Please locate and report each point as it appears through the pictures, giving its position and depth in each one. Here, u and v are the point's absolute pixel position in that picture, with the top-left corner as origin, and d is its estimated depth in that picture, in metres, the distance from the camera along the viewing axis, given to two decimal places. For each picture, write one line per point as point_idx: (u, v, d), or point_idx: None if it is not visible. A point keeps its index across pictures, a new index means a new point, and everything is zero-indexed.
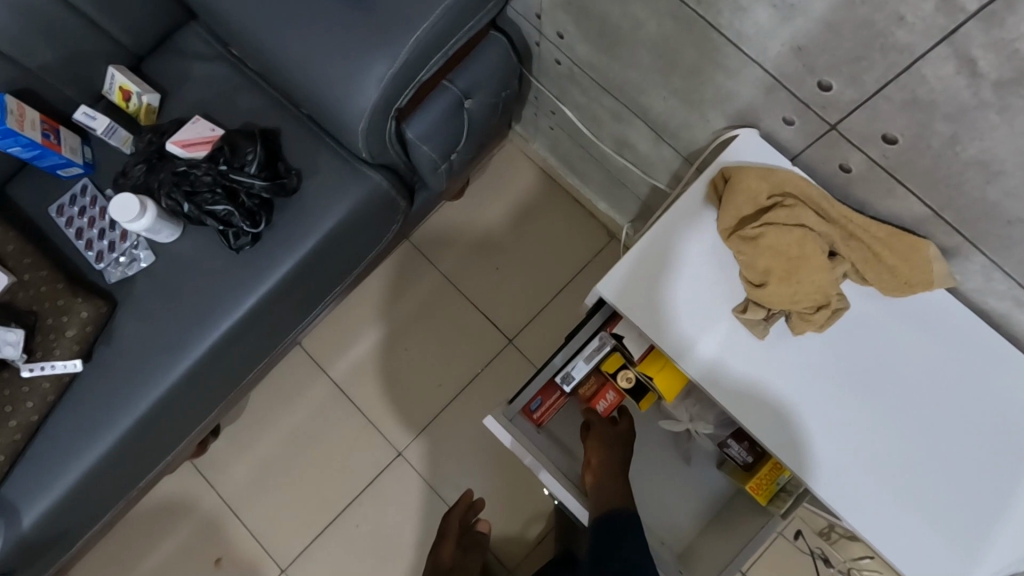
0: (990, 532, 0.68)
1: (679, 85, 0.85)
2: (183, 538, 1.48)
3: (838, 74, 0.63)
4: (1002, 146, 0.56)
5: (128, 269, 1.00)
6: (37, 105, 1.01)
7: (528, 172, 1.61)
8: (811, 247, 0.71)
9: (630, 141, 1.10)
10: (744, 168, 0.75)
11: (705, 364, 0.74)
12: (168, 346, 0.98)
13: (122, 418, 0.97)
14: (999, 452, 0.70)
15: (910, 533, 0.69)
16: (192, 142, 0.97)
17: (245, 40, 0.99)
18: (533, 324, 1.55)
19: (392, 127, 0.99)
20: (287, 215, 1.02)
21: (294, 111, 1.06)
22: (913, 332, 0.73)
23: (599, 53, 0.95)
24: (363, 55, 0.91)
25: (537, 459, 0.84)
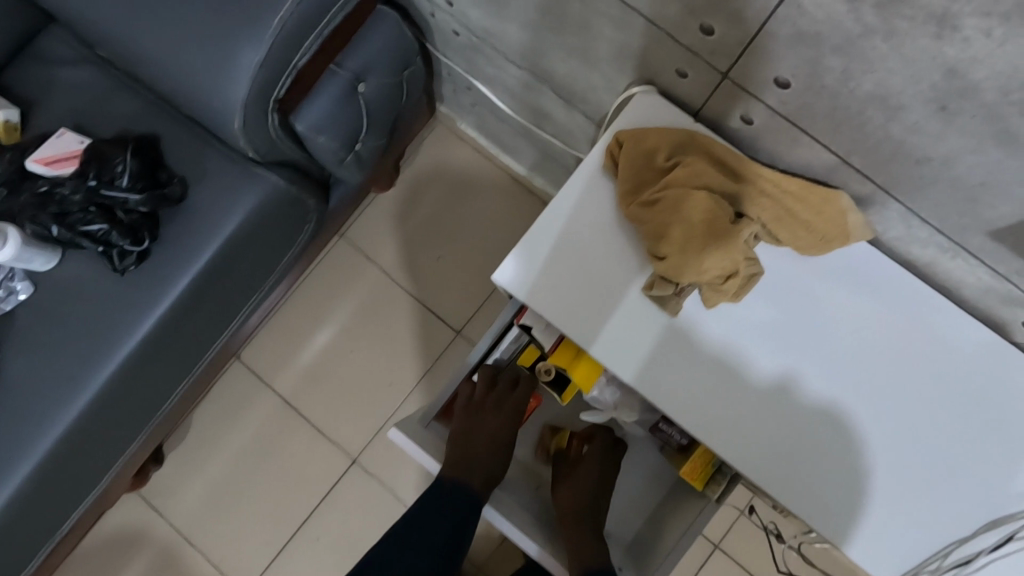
0: (947, 503, 0.64)
1: (571, 44, 0.77)
2: (138, 570, 1.42)
3: (717, 14, 0.56)
4: (896, 77, 0.49)
5: (6, 303, 0.91)
6: None
7: (461, 152, 1.53)
8: (710, 209, 0.64)
9: (544, 112, 1.03)
10: (637, 131, 0.68)
11: (623, 350, 0.67)
12: (62, 382, 0.91)
13: (22, 465, 0.89)
14: (949, 416, 0.65)
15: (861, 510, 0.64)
16: (57, 158, 0.89)
17: (105, 38, 0.89)
18: (481, 311, 1.48)
19: (276, 121, 0.91)
20: (177, 228, 0.94)
21: (173, 113, 0.97)
22: (837, 291, 0.68)
23: (491, 17, 0.87)
24: (228, 44, 0.82)
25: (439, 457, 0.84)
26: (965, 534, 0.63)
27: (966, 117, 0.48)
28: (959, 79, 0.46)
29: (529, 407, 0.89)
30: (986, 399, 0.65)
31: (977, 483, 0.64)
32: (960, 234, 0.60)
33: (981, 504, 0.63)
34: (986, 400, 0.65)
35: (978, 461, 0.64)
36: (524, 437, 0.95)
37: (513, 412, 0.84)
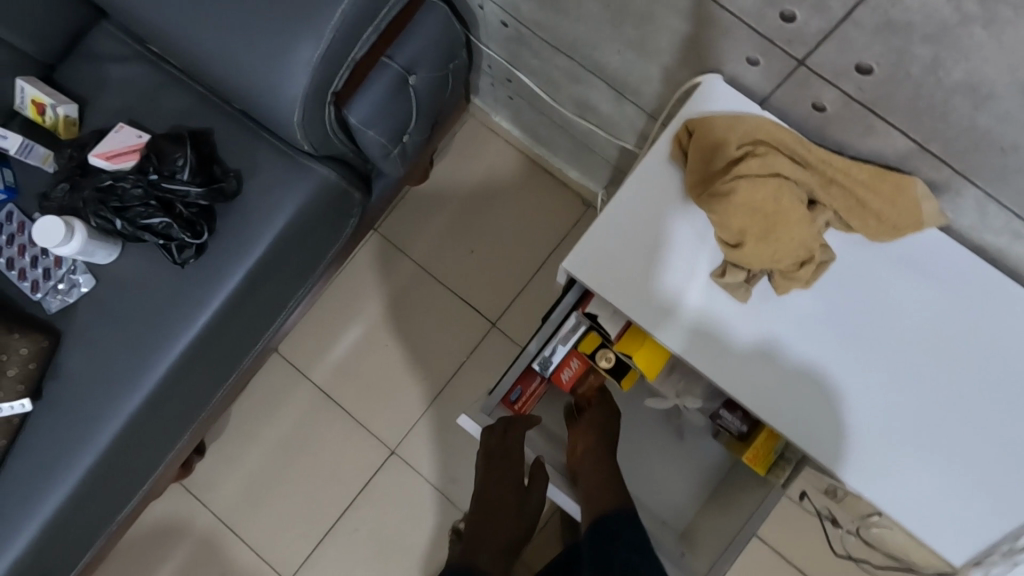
0: (985, 484, 0.64)
1: (630, 33, 0.77)
2: (180, 560, 1.44)
3: (800, 1, 0.56)
4: (990, 63, 0.49)
5: (68, 296, 0.92)
6: None
7: (493, 145, 1.53)
8: (787, 197, 0.65)
9: (591, 104, 1.03)
10: (708, 122, 0.69)
11: (683, 330, 0.68)
12: (124, 374, 0.92)
13: (83, 456, 0.91)
14: (976, 399, 0.65)
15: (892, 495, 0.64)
16: (117, 153, 0.90)
17: (158, 31, 0.89)
18: (515, 303, 1.49)
19: (331, 113, 0.92)
20: (232, 222, 0.95)
21: (227, 106, 0.97)
22: (908, 276, 0.68)
23: (544, 9, 0.87)
24: (287, 38, 0.83)
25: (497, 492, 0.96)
26: None
27: None
28: None
29: (564, 368, 0.83)
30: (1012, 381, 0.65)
31: None
32: None
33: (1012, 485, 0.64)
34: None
35: (1005, 443, 0.64)
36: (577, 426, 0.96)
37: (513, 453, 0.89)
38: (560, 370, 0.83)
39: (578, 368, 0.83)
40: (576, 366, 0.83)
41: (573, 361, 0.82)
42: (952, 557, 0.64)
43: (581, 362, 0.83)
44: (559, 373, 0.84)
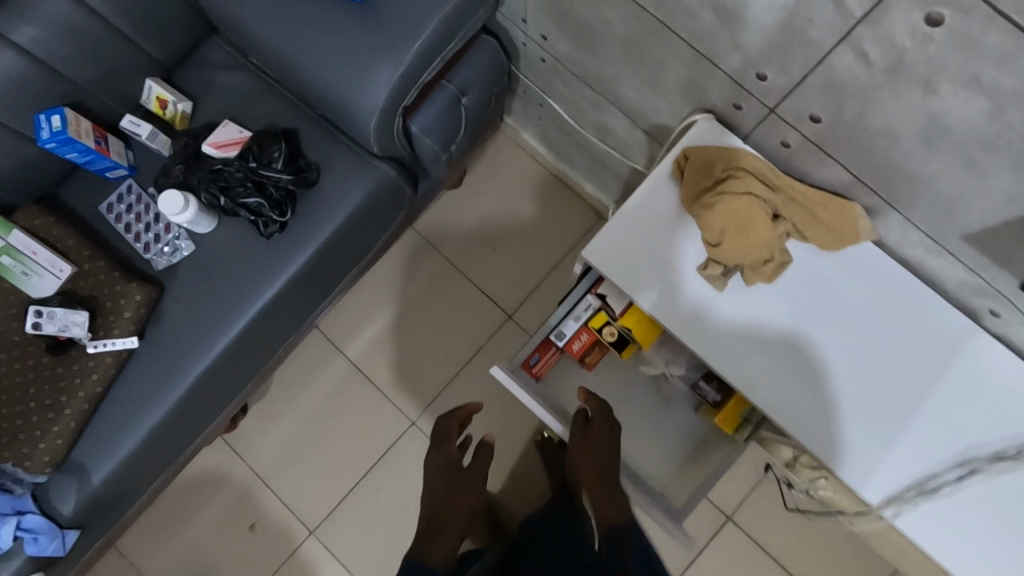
0: (898, 441, 0.83)
1: (646, 75, 0.97)
2: (219, 506, 1.63)
3: (771, 66, 0.76)
4: (897, 119, 0.69)
5: (172, 258, 1.12)
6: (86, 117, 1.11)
7: (519, 159, 1.74)
8: (758, 210, 0.85)
9: (609, 129, 1.24)
10: (702, 149, 0.89)
11: (674, 310, 0.88)
12: (212, 324, 1.11)
13: (172, 390, 1.09)
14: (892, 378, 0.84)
15: (818, 446, 0.84)
16: (224, 143, 1.11)
17: (264, 48, 1.10)
18: (531, 298, 1.69)
19: (399, 124, 1.13)
20: (309, 205, 1.15)
21: (311, 111, 1.18)
22: (849, 279, 0.87)
23: (577, 50, 1.08)
24: (371, 61, 1.04)
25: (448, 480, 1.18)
26: (934, 471, 0.82)
27: (948, 150, 0.68)
28: (940, 123, 0.66)
29: (577, 339, 1.02)
30: (920, 365, 0.84)
31: (946, 432, 0.82)
32: (942, 237, 0.79)
33: (914, 444, 0.83)
34: (933, 366, 0.84)
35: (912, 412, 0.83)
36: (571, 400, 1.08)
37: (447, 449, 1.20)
38: (572, 341, 1.02)
39: (588, 341, 1.02)
40: (586, 339, 1.02)
41: (583, 334, 1.01)
42: (864, 496, 0.82)
43: (591, 336, 1.02)
44: (571, 343, 1.02)
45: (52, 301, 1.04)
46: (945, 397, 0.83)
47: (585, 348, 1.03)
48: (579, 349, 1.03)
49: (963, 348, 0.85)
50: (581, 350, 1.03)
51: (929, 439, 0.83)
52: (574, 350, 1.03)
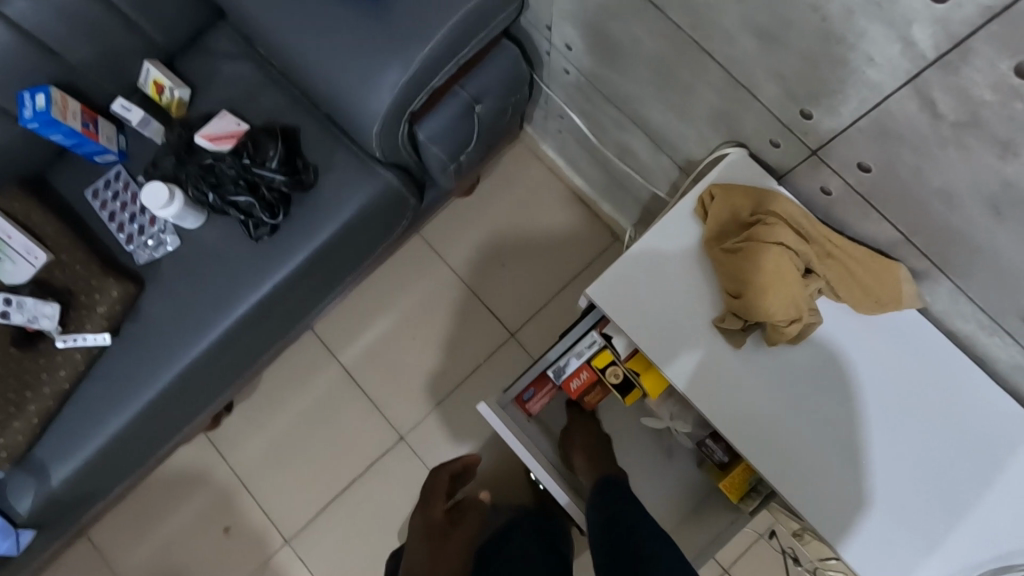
0: (930, 538, 0.73)
1: (674, 99, 0.88)
2: (196, 506, 1.57)
3: (817, 104, 0.67)
4: (961, 179, 0.59)
5: (155, 252, 1.05)
6: (80, 98, 1.05)
7: (536, 170, 1.65)
8: (790, 263, 0.74)
9: (632, 151, 1.15)
10: (729, 190, 0.79)
11: (683, 365, 0.80)
12: (190, 327, 1.04)
13: (142, 393, 1.02)
14: (925, 464, 0.74)
15: (833, 534, 0.75)
16: (219, 136, 1.04)
17: (269, 38, 1.03)
18: (536, 318, 1.60)
19: (405, 129, 1.05)
20: (304, 208, 1.08)
21: (315, 109, 1.11)
22: (882, 347, 0.78)
23: (602, 64, 0.99)
24: (379, 61, 0.96)
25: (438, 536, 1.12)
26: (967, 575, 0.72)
27: (1019, 221, 0.58)
28: (1013, 190, 0.56)
29: (576, 377, 0.93)
30: (959, 452, 0.74)
31: (986, 532, 0.72)
32: (999, 314, 0.69)
33: (948, 543, 0.72)
34: (974, 454, 0.74)
35: (948, 506, 0.73)
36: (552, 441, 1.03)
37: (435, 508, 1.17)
38: (571, 378, 0.94)
39: (588, 379, 0.94)
40: (586, 377, 0.93)
41: (584, 372, 0.93)
42: None
43: (591, 374, 0.94)
44: (569, 381, 0.94)
45: (25, 290, 0.98)
46: (988, 491, 0.73)
47: (584, 387, 0.95)
48: (578, 387, 0.94)
49: (1014, 436, 0.74)
50: (579, 389, 0.95)
51: (967, 538, 0.72)
52: (572, 388, 0.94)
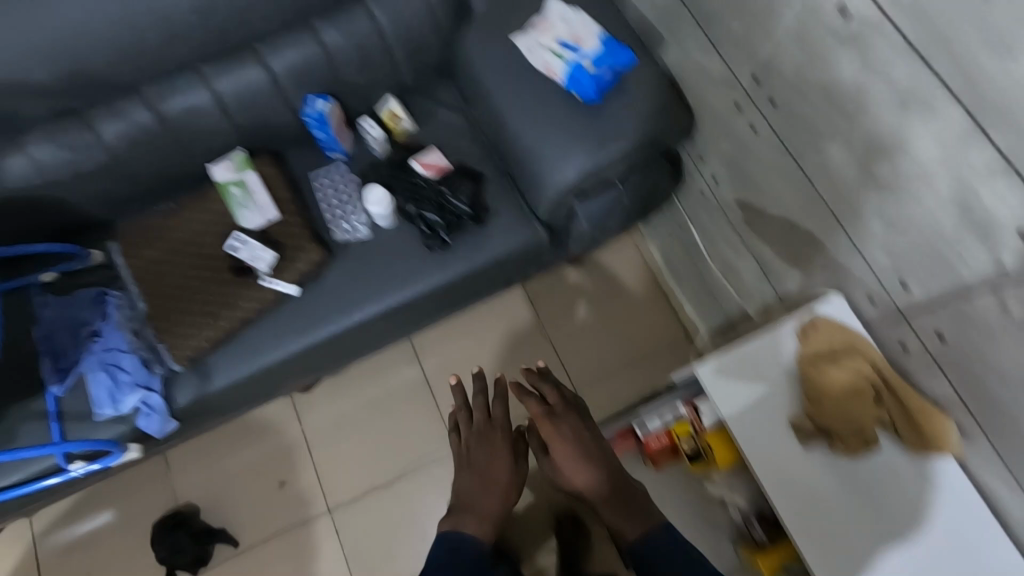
0: None
1: (797, 244, 1.12)
2: (261, 452, 1.76)
3: (915, 280, 0.90)
4: (1013, 366, 0.80)
5: (349, 236, 1.31)
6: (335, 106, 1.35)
7: (635, 259, 1.89)
8: (866, 388, 0.95)
9: (737, 269, 1.38)
10: (828, 321, 1.01)
11: (759, 446, 0.99)
12: (358, 299, 1.28)
13: (305, 338, 1.26)
14: None
15: None
16: (429, 165, 1.33)
17: (486, 102, 1.30)
18: (600, 384, 1.79)
19: (571, 203, 1.29)
20: (470, 236, 1.32)
21: (500, 165, 1.38)
22: (923, 481, 0.94)
23: (739, 199, 1.24)
24: (573, 144, 1.21)
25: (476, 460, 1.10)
26: None
27: None
28: None
29: (656, 434, 1.10)
30: None
31: None
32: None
33: None
34: None
35: None
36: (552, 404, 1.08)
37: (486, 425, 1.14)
38: (650, 434, 1.10)
39: (665, 439, 1.10)
40: (663, 438, 1.10)
41: (663, 434, 1.10)
42: None
43: (669, 433, 1.10)
44: (649, 436, 1.10)
45: (252, 234, 1.24)
46: None
47: (661, 444, 1.09)
48: (655, 443, 1.09)
49: None
50: (656, 446, 1.09)
51: None
52: (650, 443, 1.09)
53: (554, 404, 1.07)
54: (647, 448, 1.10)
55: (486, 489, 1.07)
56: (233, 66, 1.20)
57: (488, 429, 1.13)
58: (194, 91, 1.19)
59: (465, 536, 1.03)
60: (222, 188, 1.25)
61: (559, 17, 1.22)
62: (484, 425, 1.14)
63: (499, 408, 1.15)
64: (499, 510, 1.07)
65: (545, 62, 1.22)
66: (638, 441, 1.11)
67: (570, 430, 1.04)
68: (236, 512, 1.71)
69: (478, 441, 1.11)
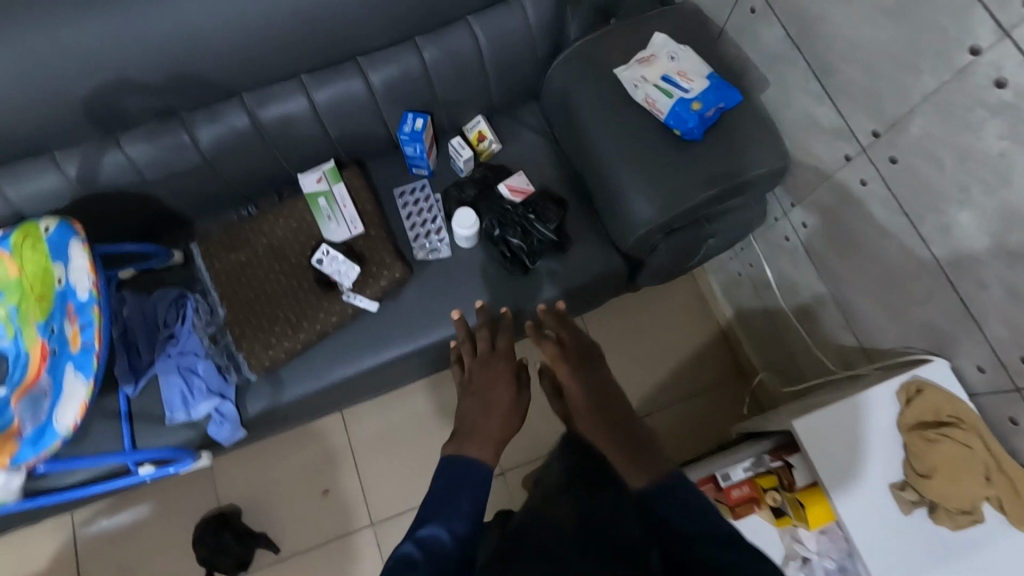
0: None
1: (895, 301, 1.10)
2: (305, 458, 1.74)
3: None
4: None
5: (429, 254, 1.29)
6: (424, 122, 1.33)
7: (693, 292, 1.86)
8: (979, 465, 0.92)
9: (815, 317, 1.35)
10: (935, 389, 0.98)
11: (855, 511, 0.97)
12: (434, 320, 1.26)
13: (379, 355, 1.24)
14: None
15: None
16: (516, 189, 1.31)
17: (578, 129, 1.27)
18: (651, 418, 1.75)
19: (657, 238, 1.25)
20: (551, 263, 1.31)
21: (583, 193, 1.36)
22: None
23: (832, 249, 1.22)
24: (668, 180, 1.18)
25: (477, 385, 1.03)
26: None
27: None
28: None
29: (739, 486, 1.07)
30: None
31: None
32: None
33: None
34: None
35: None
36: (562, 339, 1.11)
37: (488, 354, 1.10)
38: (733, 486, 1.07)
39: (748, 492, 1.06)
40: (746, 490, 1.07)
41: (745, 486, 1.07)
42: None
43: (753, 486, 1.07)
44: (731, 488, 1.07)
45: (337, 247, 1.23)
46: None
47: (745, 497, 1.06)
48: (737, 495, 1.06)
49: None
50: (739, 498, 1.06)
51: None
52: (733, 495, 1.06)
53: (566, 345, 1.10)
54: (729, 500, 1.06)
55: (484, 412, 0.96)
56: (333, 76, 1.19)
57: (491, 357, 1.09)
58: (292, 99, 1.18)
59: (469, 454, 0.86)
60: (310, 199, 1.24)
61: (666, 53, 1.21)
62: (488, 355, 1.10)
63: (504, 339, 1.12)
64: (499, 433, 0.93)
65: (647, 93, 1.19)
66: (717, 491, 1.08)
67: (583, 372, 1.04)
68: (277, 515, 1.69)
69: (481, 367, 1.08)
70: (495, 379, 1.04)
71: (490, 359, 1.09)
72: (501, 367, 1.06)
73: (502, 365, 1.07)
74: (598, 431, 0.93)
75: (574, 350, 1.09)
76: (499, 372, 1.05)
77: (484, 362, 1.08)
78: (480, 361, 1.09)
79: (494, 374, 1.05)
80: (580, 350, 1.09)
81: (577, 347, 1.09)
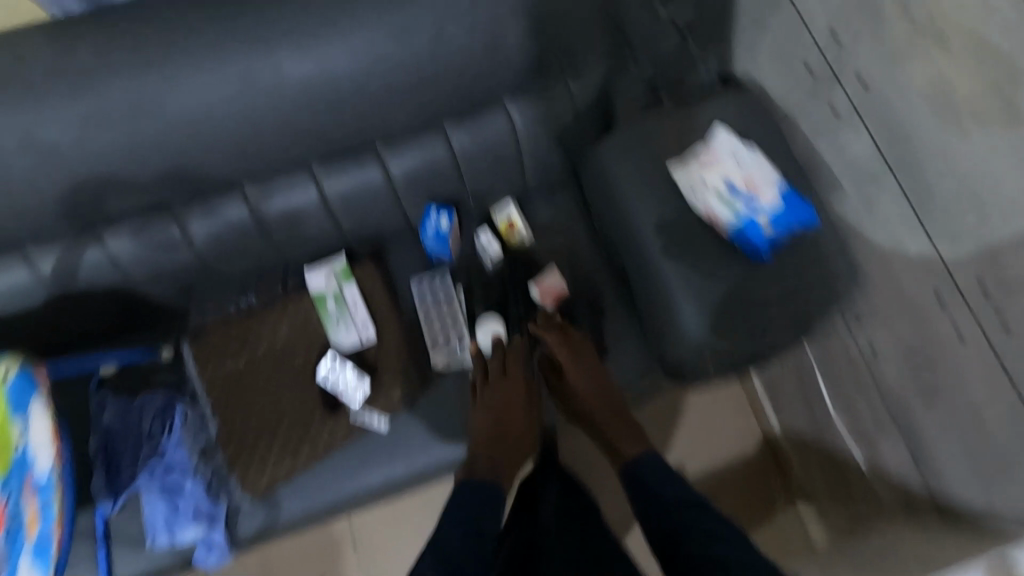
0: None
1: (981, 460, 0.96)
2: None
3: None
4: None
5: (450, 362, 1.14)
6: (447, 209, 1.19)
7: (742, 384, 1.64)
8: None
9: (876, 444, 1.21)
10: None
11: None
12: (450, 440, 1.12)
13: (387, 477, 1.10)
14: None
15: None
16: (549, 290, 1.16)
17: (621, 221, 1.11)
18: None
19: (707, 352, 1.05)
20: (583, 373, 1.13)
21: (623, 292, 1.20)
22: None
23: (905, 382, 1.07)
24: (722, 296, 1.03)
25: (484, 408, 1.09)
26: None
27: None
28: None
29: None
30: None
31: None
32: None
33: None
34: None
35: None
36: (565, 333, 1.14)
37: (497, 367, 1.12)
38: None
39: None
40: None
41: None
42: None
43: None
44: None
45: (347, 355, 1.10)
46: None
47: None
48: None
49: None
50: None
51: None
52: None
53: (570, 334, 1.14)
54: None
55: (501, 438, 1.09)
56: (347, 166, 1.04)
57: (500, 375, 1.11)
58: (300, 192, 1.03)
59: (487, 483, 1.04)
60: (318, 301, 1.10)
61: (729, 153, 1.06)
62: (500, 379, 1.11)
63: (510, 359, 1.13)
64: (514, 458, 1.10)
65: (707, 200, 1.04)
66: None
67: (585, 365, 1.13)
68: None
69: (489, 385, 1.11)
70: (506, 403, 1.10)
71: (501, 377, 1.11)
72: (505, 382, 1.11)
73: (505, 378, 1.11)
74: (606, 419, 1.13)
75: (585, 346, 1.14)
76: (507, 394, 1.10)
77: (494, 382, 1.11)
78: (486, 376, 1.11)
79: (498, 395, 1.10)
80: (587, 346, 1.14)
81: (581, 342, 1.14)
